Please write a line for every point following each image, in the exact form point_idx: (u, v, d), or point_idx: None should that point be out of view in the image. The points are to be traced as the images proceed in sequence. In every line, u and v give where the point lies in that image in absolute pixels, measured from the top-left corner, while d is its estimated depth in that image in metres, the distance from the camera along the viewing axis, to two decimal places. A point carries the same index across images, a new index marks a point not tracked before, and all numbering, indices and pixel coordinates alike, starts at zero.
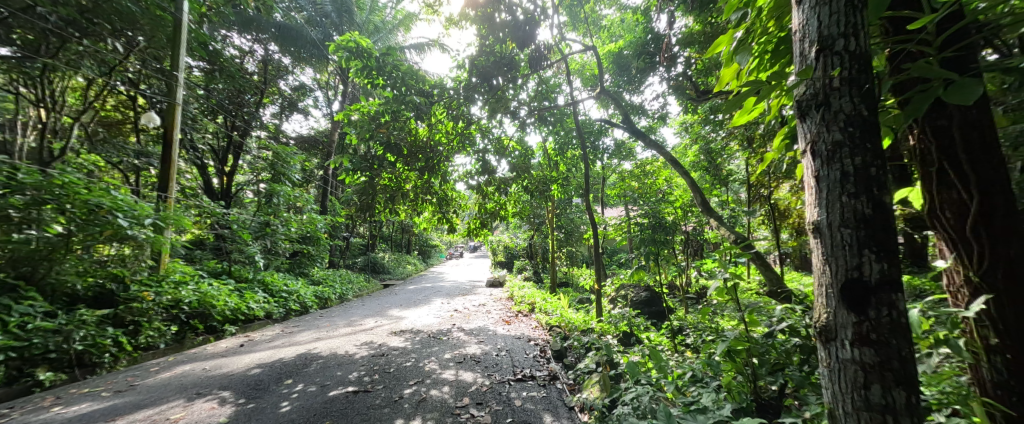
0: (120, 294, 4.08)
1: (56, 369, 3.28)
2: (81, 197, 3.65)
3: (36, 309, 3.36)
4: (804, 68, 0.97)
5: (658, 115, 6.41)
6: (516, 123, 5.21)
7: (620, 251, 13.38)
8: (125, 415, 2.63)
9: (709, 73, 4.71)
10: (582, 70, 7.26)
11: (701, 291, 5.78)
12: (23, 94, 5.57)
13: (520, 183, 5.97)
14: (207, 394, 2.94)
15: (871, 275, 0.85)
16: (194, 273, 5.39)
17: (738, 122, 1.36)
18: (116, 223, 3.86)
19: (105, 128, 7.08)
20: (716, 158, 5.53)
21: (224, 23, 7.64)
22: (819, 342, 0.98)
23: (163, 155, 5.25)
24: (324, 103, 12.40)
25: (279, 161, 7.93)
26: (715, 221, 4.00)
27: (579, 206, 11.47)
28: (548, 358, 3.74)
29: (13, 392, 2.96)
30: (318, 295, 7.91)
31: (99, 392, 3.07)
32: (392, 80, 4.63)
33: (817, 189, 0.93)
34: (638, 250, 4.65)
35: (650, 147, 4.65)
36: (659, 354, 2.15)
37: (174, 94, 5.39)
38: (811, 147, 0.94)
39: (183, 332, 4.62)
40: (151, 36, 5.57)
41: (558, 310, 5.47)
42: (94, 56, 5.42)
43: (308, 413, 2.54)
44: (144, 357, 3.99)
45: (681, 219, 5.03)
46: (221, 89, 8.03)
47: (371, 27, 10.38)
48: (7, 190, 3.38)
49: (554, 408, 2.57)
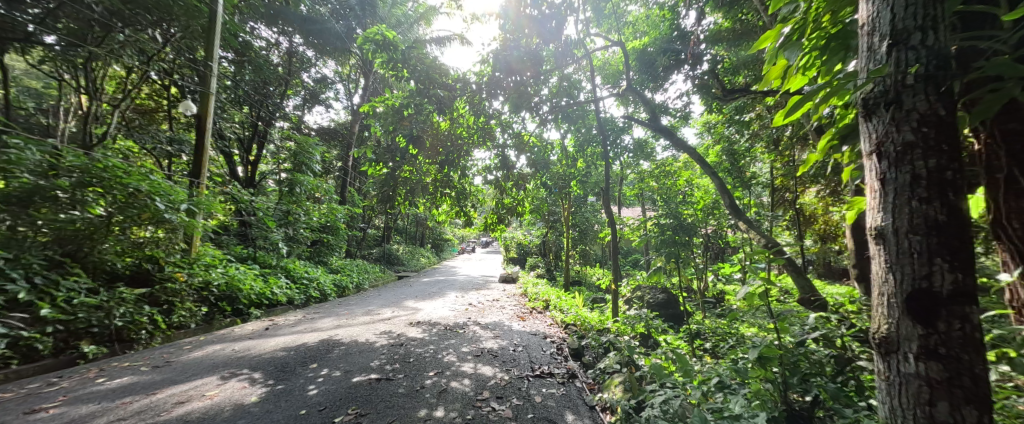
0: (156, 274, 4.29)
1: (99, 342, 3.51)
2: (123, 181, 3.83)
3: (81, 285, 3.56)
4: (873, 64, 0.92)
5: (681, 113, 6.19)
6: (537, 119, 5.14)
7: (634, 252, 13.25)
8: (162, 390, 2.74)
9: (738, 72, 4.58)
10: (604, 67, 7.05)
11: (719, 296, 5.66)
12: (67, 81, 5.86)
13: (538, 179, 5.94)
14: (240, 374, 3.05)
15: (941, 285, 0.80)
16: (222, 257, 5.60)
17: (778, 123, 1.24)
18: (154, 206, 4.06)
19: (140, 115, 7.41)
20: (740, 160, 5.58)
21: (254, 15, 7.77)
22: (877, 354, 0.94)
23: (195, 142, 5.44)
24: (345, 96, 12.58)
25: (302, 152, 8.11)
26: (743, 225, 3.87)
27: (594, 205, 11.37)
28: (564, 356, 3.73)
29: (60, 363, 3.19)
30: (337, 283, 8.09)
31: (138, 366, 3.23)
32: (417, 73, 4.72)
33: (882, 192, 0.89)
34: (657, 252, 4.57)
35: (674, 145, 4.51)
36: (685, 357, 2.10)
37: (207, 84, 5.58)
38: (878, 149, 0.89)
39: (211, 313, 4.83)
40: (186, 26, 5.76)
41: (573, 309, 5.45)
42: (136, 46, 5.62)
43: (333, 397, 2.60)
44: (176, 335, 4.21)
45: (702, 221, 4.89)
46: (249, 80, 8.26)
47: (393, 20, 10.30)
48: (53, 172, 3.53)
49: (574, 407, 2.55)
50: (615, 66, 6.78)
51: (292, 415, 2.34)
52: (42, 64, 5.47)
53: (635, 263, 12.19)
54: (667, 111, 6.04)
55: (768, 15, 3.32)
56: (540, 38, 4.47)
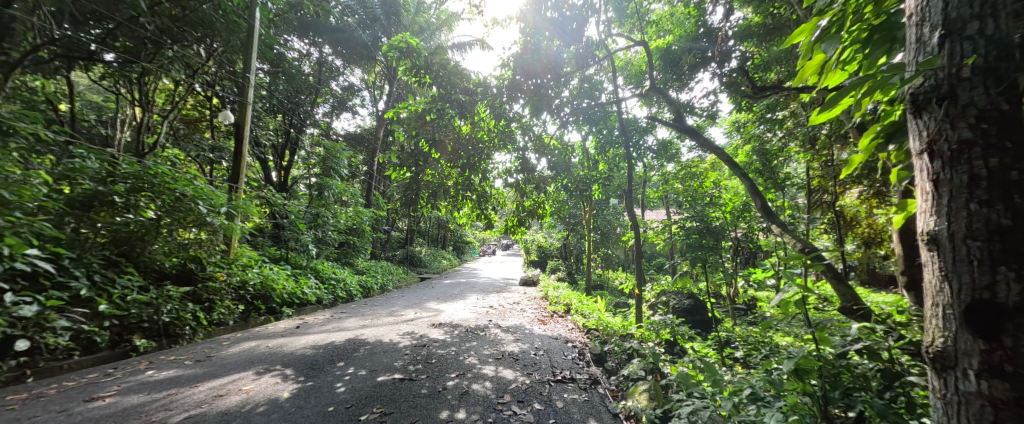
0: (199, 273, 4.57)
1: (148, 337, 3.78)
2: (170, 186, 4.12)
3: (133, 283, 3.85)
4: (923, 56, 0.86)
5: (707, 113, 5.98)
6: (558, 122, 5.11)
7: (659, 256, 12.91)
8: (203, 383, 2.90)
9: (769, 68, 4.41)
10: (626, 67, 6.92)
11: (750, 303, 5.41)
12: (123, 95, 6.37)
13: (560, 182, 5.89)
14: (273, 369, 3.18)
15: (1007, 297, 0.73)
16: (257, 258, 5.89)
17: (816, 121, 1.13)
18: (197, 210, 4.36)
19: (186, 125, 7.95)
20: (773, 160, 5.08)
21: (287, 27, 8.19)
22: (934, 369, 0.88)
23: (234, 150, 5.78)
24: (371, 102, 13.00)
25: (330, 157, 8.47)
26: (776, 228, 3.68)
27: (616, 208, 11.19)
28: (586, 361, 3.67)
29: (115, 354, 3.44)
30: (362, 284, 8.32)
31: (182, 360, 3.44)
32: (439, 79, 4.79)
33: (936, 195, 0.83)
34: (682, 257, 4.44)
35: (700, 145, 4.36)
36: (714, 366, 2.01)
37: (244, 95, 5.93)
38: (930, 147, 0.84)
39: (247, 311, 5.08)
40: (226, 41, 6.15)
41: (595, 313, 5.36)
42: (183, 61, 6.04)
43: (359, 395, 2.67)
44: (216, 331, 4.47)
45: (731, 224, 4.69)
46: (282, 89, 8.70)
47: (416, 27, 10.54)
48: (111, 178, 3.84)
49: (597, 413, 2.51)
50: (638, 65, 6.62)
51: (321, 411, 2.42)
52: (102, 80, 5.97)
53: (660, 267, 11.87)
54: (693, 110, 5.86)
55: (800, 8, 3.17)
56: (560, 40, 4.43)
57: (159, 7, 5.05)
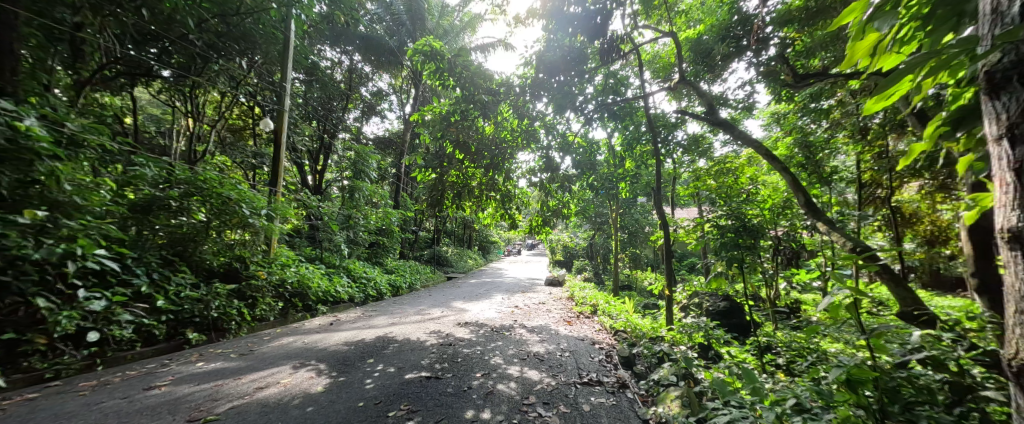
0: (243, 271, 4.88)
1: (200, 330, 4.09)
2: (218, 190, 4.42)
3: (186, 281, 4.16)
4: (1004, 28, 0.75)
5: (743, 105, 5.67)
6: (582, 119, 5.00)
7: (690, 256, 12.40)
8: (245, 375, 3.08)
9: (813, 54, 4.13)
10: (654, 61, 6.70)
11: (793, 306, 5.06)
12: (178, 108, 6.93)
13: (585, 180, 5.74)
14: (308, 364, 3.33)
15: None
16: (295, 257, 6.21)
17: (871, 109, 1.00)
18: (241, 212, 4.64)
19: (232, 133, 8.54)
20: (817, 152, 4.64)
21: (320, 37, 8.60)
22: (1014, 385, 0.77)
23: (273, 155, 6.13)
24: (398, 106, 13.37)
25: (360, 160, 8.78)
26: (822, 225, 3.42)
27: (644, 206, 10.87)
28: (614, 364, 3.57)
29: (170, 346, 3.77)
30: (392, 282, 8.56)
31: (228, 353, 3.68)
32: (462, 81, 4.84)
33: (1020, 187, 0.72)
34: (716, 256, 4.20)
35: (735, 138, 4.12)
36: (753, 373, 1.88)
37: (281, 103, 6.25)
38: (1011, 132, 0.73)
39: (286, 308, 5.37)
40: (265, 53, 6.52)
41: (622, 314, 5.21)
42: (227, 73, 6.45)
43: (388, 392, 2.74)
44: (259, 327, 4.76)
45: (770, 222, 4.42)
46: (316, 96, 9.14)
47: (440, 31, 10.65)
48: (168, 184, 4.17)
49: (626, 418, 2.44)
50: (666, 59, 6.37)
51: (352, 407, 2.50)
52: (160, 94, 6.53)
53: (691, 268, 11.42)
54: (726, 102, 5.56)
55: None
56: (584, 36, 4.17)
57: (207, 24, 5.40)
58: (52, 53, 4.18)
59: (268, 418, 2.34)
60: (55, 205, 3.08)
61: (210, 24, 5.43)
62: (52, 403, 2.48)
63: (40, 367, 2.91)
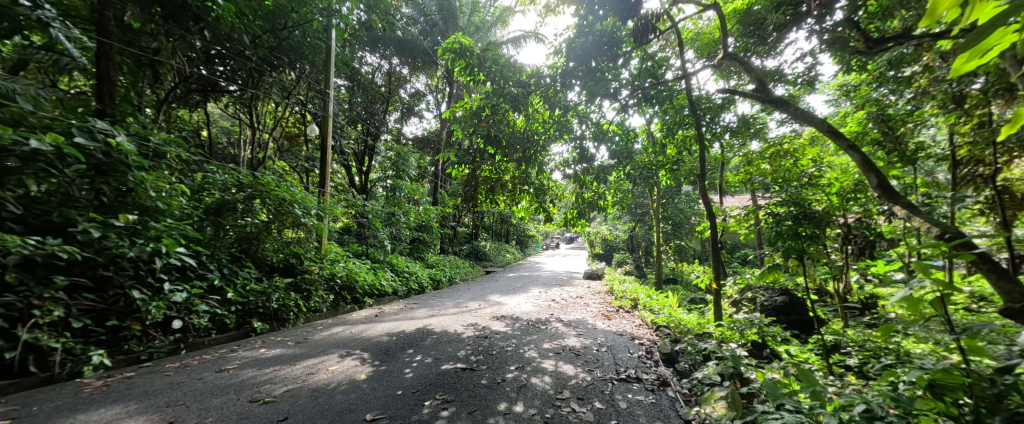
0: (298, 266, 5.29)
1: (263, 319, 4.50)
2: (275, 193, 4.82)
3: (250, 275, 4.61)
4: None
5: (802, 79, 5.08)
6: (617, 106, 4.78)
7: (744, 248, 11.45)
8: (299, 362, 3.34)
9: (890, 13, 3.59)
10: (696, 39, 6.24)
11: (865, 301, 4.50)
12: (241, 119, 7.66)
13: (621, 170, 5.51)
14: (353, 353, 3.54)
15: None
16: (344, 253, 6.63)
17: (959, 72, 0.82)
18: (294, 213, 5.03)
19: (287, 140, 9.30)
20: (898, 127, 4.03)
21: (359, 44, 9.03)
22: None
23: (321, 158, 6.56)
24: (435, 106, 13.72)
25: (400, 160, 9.14)
26: (902, 210, 2.98)
27: (690, 195, 10.21)
28: (655, 361, 3.40)
29: (239, 334, 4.18)
30: (433, 276, 8.86)
31: (286, 341, 4.01)
32: (492, 75, 4.81)
33: None
34: (772, 247, 3.83)
35: (794, 117, 3.70)
36: (811, 374, 1.68)
37: (326, 109, 6.64)
38: None
39: (337, 300, 5.76)
40: (311, 63, 6.98)
41: (665, 308, 4.96)
42: (279, 85, 6.98)
43: (425, 381, 2.83)
44: (313, 317, 5.14)
45: (836, 208, 3.95)
46: (359, 101, 9.64)
47: (471, 28, 10.73)
48: (235, 188, 4.61)
49: (666, 418, 2.31)
50: (709, 35, 5.88)
51: (390, 394, 2.61)
52: (226, 108, 7.26)
53: (744, 260, 10.59)
54: (782, 77, 5.02)
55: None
56: (616, 18, 3.88)
57: (261, 40, 5.91)
58: (140, 76, 4.79)
59: (316, 402, 2.52)
60: (143, 209, 3.54)
61: (263, 39, 5.92)
62: (144, 381, 2.86)
63: (138, 350, 3.35)
